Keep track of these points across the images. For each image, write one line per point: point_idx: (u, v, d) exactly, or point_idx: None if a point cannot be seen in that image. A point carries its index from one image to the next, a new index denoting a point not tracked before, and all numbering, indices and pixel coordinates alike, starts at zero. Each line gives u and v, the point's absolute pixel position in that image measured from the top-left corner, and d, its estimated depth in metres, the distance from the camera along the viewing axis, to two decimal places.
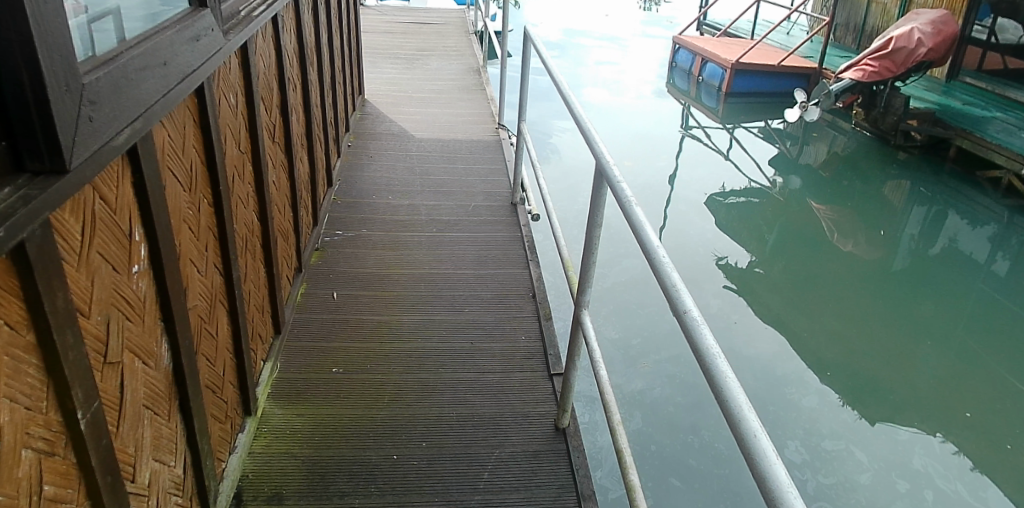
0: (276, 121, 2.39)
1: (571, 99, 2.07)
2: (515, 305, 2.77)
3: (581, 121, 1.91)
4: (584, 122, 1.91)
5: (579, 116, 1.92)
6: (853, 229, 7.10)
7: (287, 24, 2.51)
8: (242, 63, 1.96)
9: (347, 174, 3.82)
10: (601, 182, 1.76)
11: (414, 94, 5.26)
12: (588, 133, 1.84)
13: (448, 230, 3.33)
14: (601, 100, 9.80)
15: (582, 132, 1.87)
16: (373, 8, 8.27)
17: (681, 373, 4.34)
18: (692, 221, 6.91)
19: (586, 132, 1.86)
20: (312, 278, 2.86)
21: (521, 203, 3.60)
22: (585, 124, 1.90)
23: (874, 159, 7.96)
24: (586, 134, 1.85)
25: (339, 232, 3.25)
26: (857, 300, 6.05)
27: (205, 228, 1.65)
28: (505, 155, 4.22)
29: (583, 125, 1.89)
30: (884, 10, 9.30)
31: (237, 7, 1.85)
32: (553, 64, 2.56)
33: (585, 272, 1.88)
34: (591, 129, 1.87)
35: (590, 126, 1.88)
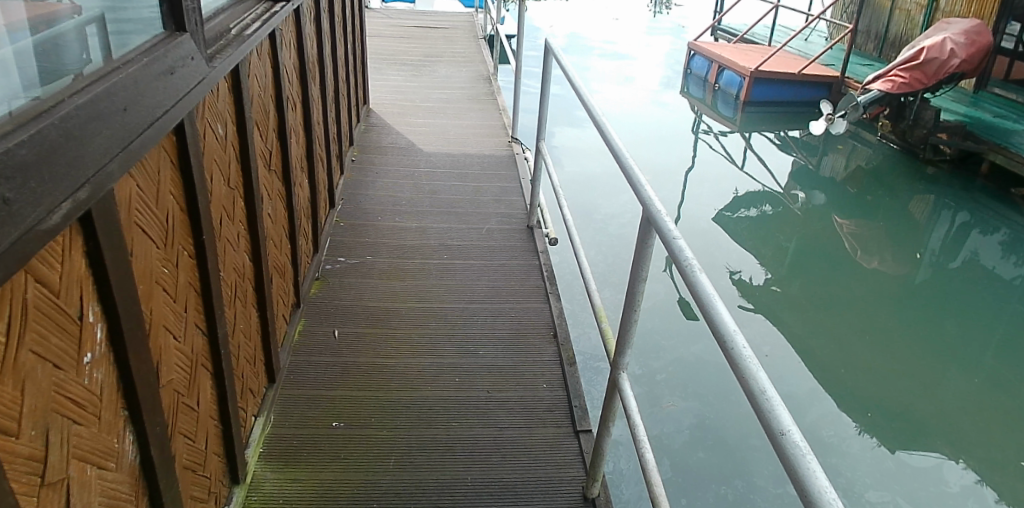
0: (273, 146, 2.15)
1: (609, 130, 1.83)
2: (535, 347, 2.52)
3: (622, 157, 1.67)
4: (626, 157, 1.66)
5: (620, 154, 1.68)
6: (877, 245, 6.84)
7: (286, 38, 2.27)
8: (233, 87, 1.71)
9: (352, 193, 3.58)
10: (647, 229, 1.51)
11: (422, 104, 5.02)
12: (632, 172, 1.60)
13: (461, 257, 3.09)
14: (613, 107, 9.55)
15: (624, 172, 1.62)
16: (379, 11, 8.02)
17: (709, 414, 4.08)
18: (712, 238, 6.59)
19: (630, 172, 1.61)
20: (311, 312, 2.61)
21: (538, 226, 3.36)
22: (626, 161, 1.65)
23: (902, 174, 7.68)
24: (629, 174, 1.61)
25: (341, 258, 3.00)
26: (883, 322, 5.78)
27: (185, 285, 1.41)
28: (520, 172, 3.97)
29: (625, 161, 1.65)
30: (907, 16, 9.07)
31: (227, 25, 1.62)
32: (583, 85, 2.30)
33: (625, 330, 1.64)
34: (635, 166, 1.63)
35: (633, 163, 1.64)
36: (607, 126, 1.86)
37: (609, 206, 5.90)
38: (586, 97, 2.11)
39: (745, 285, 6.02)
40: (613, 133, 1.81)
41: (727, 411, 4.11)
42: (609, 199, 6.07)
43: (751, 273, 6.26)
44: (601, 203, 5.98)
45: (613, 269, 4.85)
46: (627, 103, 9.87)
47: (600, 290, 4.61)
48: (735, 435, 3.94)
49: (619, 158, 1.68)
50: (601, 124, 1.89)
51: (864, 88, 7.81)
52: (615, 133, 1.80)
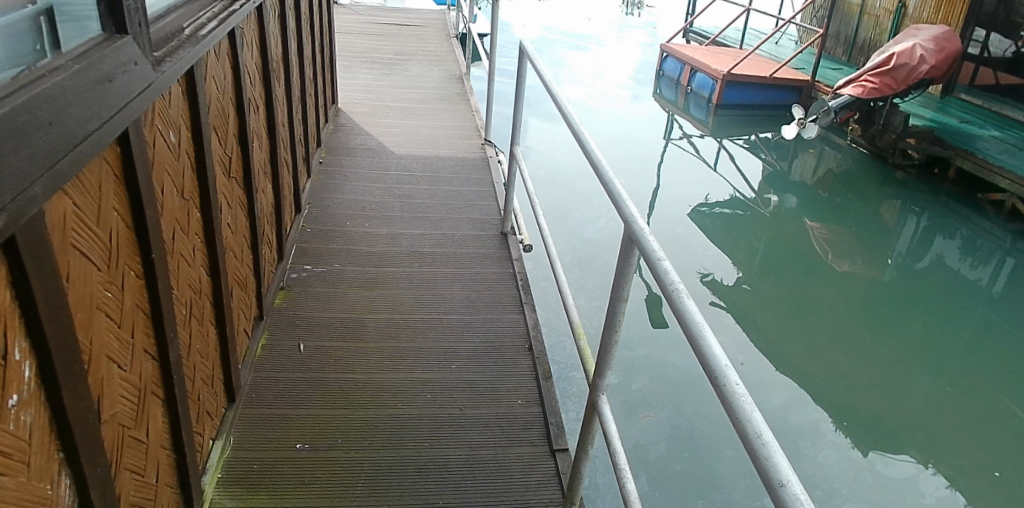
0: (233, 151, 2.03)
1: (588, 140, 1.76)
2: (510, 359, 2.44)
3: (604, 170, 1.60)
4: (607, 171, 1.60)
5: (602, 168, 1.61)
6: (847, 248, 6.93)
7: (247, 38, 2.14)
8: (188, 91, 1.60)
9: (319, 198, 3.45)
10: (629, 247, 1.44)
11: (393, 104, 4.90)
12: (614, 187, 1.53)
13: (433, 265, 2.99)
14: (585, 107, 9.51)
15: (606, 187, 1.56)
16: (348, 7, 7.84)
17: (686, 425, 4.05)
18: (686, 241, 6.58)
19: (611, 186, 1.54)
20: (275, 324, 2.49)
21: (512, 232, 3.28)
22: (608, 175, 1.58)
23: (871, 178, 7.79)
24: (611, 189, 1.54)
25: (307, 266, 2.87)
26: (853, 324, 5.83)
27: (131, 307, 1.30)
28: (493, 175, 3.89)
29: (606, 176, 1.58)
30: (875, 21, 9.22)
31: (179, 25, 1.50)
32: (560, 91, 2.22)
33: (604, 349, 1.57)
34: (616, 180, 1.56)
35: (615, 176, 1.57)
36: (588, 137, 1.79)
37: (583, 210, 5.83)
38: (564, 105, 2.04)
39: (717, 286, 6.02)
40: (593, 144, 1.74)
41: (703, 422, 4.09)
42: (582, 202, 6.02)
43: (724, 274, 6.24)
44: (576, 207, 5.92)
45: (589, 275, 4.79)
46: (600, 102, 9.84)
47: (575, 297, 4.55)
48: (712, 446, 3.92)
49: (601, 172, 1.61)
50: (580, 134, 1.82)
51: (835, 94, 7.90)
52: (594, 144, 1.73)
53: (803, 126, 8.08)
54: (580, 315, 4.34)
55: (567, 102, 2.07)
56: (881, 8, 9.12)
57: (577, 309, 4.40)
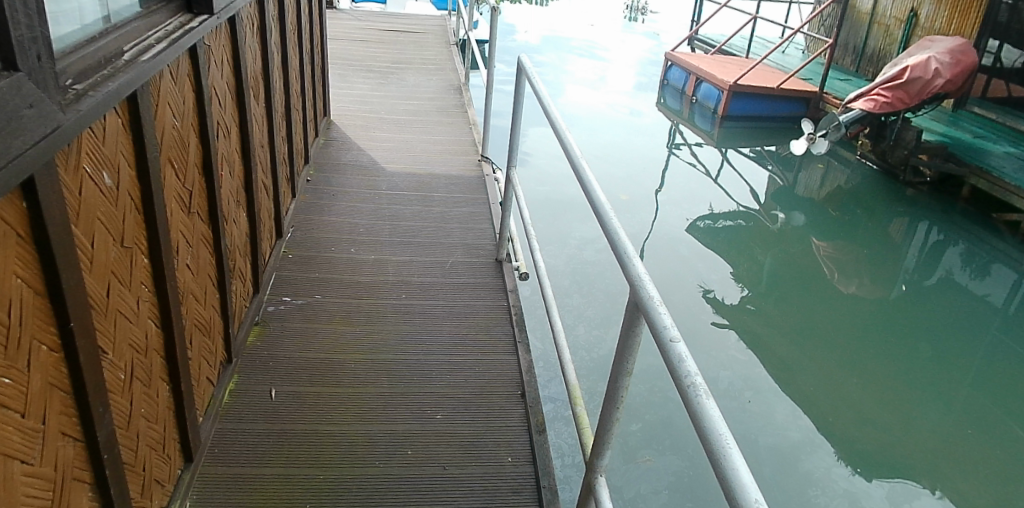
0: (195, 184, 1.81)
1: (591, 182, 1.55)
2: (500, 409, 2.24)
3: (609, 221, 1.39)
4: (613, 221, 1.38)
5: (605, 217, 1.41)
6: (855, 267, 6.73)
7: (215, 54, 1.92)
8: (132, 124, 1.38)
9: (303, 219, 3.25)
10: (636, 314, 1.24)
11: (387, 116, 4.70)
12: (620, 243, 1.32)
13: (421, 297, 2.79)
14: (587, 116, 9.32)
15: (610, 240, 1.35)
16: (347, 12, 7.65)
17: (687, 471, 3.85)
18: (690, 259, 6.37)
19: (617, 241, 1.33)
20: (245, 366, 2.28)
21: (508, 259, 3.08)
22: (612, 227, 1.37)
23: (881, 194, 7.59)
24: (616, 245, 1.32)
25: (286, 297, 2.67)
26: (863, 348, 5.61)
27: (39, 390, 1.09)
28: (490, 195, 3.69)
29: (611, 228, 1.37)
30: (886, 31, 9.03)
31: (114, 49, 1.27)
32: (561, 117, 2.01)
33: (604, 425, 1.37)
34: (623, 233, 1.35)
35: (621, 229, 1.36)
36: (591, 177, 1.58)
37: (584, 229, 5.63)
38: (565, 138, 1.83)
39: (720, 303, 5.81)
40: (597, 188, 1.53)
41: (706, 466, 3.89)
42: (583, 219, 5.81)
43: (725, 292, 6.01)
44: (577, 226, 5.71)
45: (589, 300, 4.58)
46: (602, 111, 9.64)
47: (574, 324, 4.34)
48: (714, 495, 3.72)
49: (605, 222, 1.40)
50: (582, 174, 1.61)
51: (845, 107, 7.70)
52: (598, 187, 1.52)
53: (812, 141, 7.89)
54: (580, 345, 4.14)
55: (568, 132, 1.86)
56: (892, 18, 8.93)
57: (577, 337, 4.20)
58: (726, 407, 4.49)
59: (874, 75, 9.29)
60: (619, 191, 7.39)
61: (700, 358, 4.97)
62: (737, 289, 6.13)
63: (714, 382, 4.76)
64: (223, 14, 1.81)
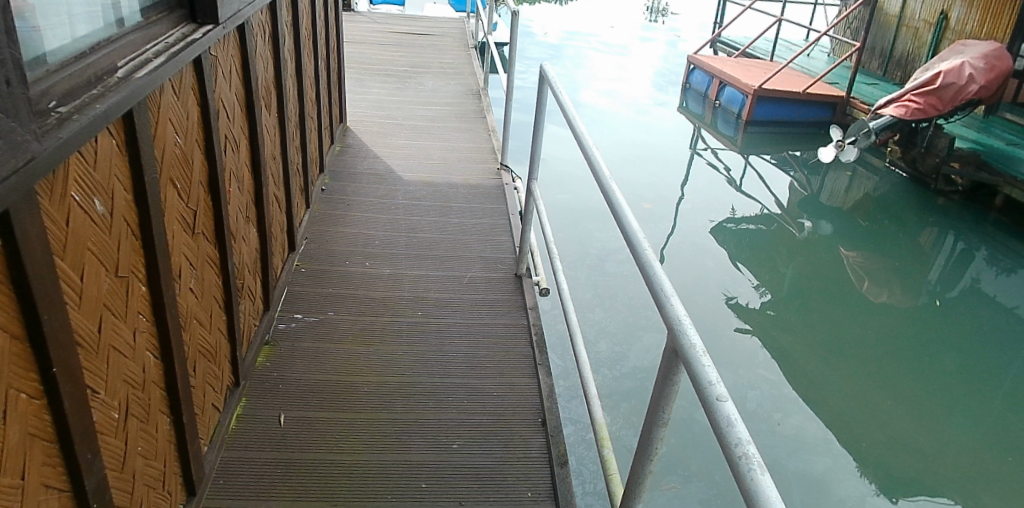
0: (199, 202, 1.71)
1: (624, 209, 1.43)
2: (519, 438, 2.12)
3: (644, 254, 1.27)
4: (649, 256, 1.26)
5: (640, 250, 1.29)
6: (883, 278, 6.52)
7: (222, 65, 1.82)
8: (129, 145, 1.28)
9: (318, 231, 3.16)
10: (674, 361, 1.12)
11: (404, 122, 4.61)
12: (657, 279, 1.20)
13: (438, 314, 2.68)
14: (607, 119, 9.17)
15: (646, 276, 1.23)
16: (364, 15, 7.58)
17: (714, 497, 3.72)
18: (713, 268, 6.21)
19: (654, 278, 1.21)
20: (253, 390, 2.18)
21: (528, 274, 2.96)
22: (647, 261, 1.25)
23: (910, 203, 7.37)
24: (652, 282, 1.21)
25: (298, 315, 2.57)
26: (893, 363, 5.41)
27: (17, 444, 1.00)
28: (510, 205, 3.58)
29: (647, 262, 1.25)
30: (915, 34, 8.79)
31: (105, 68, 1.17)
32: (587, 132, 1.89)
33: (637, 478, 1.26)
34: (660, 268, 1.23)
35: (657, 262, 1.25)
36: (623, 202, 1.46)
37: (606, 239, 5.49)
38: (594, 158, 1.72)
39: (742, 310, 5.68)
40: (630, 215, 1.41)
41: (733, 492, 3.75)
42: (603, 228, 5.68)
43: (748, 298, 5.88)
44: (599, 236, 5.57)
45: (611, 314, 4.46)
46: (622, 114, 9.48)
47: (596, 341, 4.21)
48: None
49: (639, 253, 1.29)
50: (613, 199, 1.50)
51: (874, 113, 7.48)
52: (631, 214, 1.40)
53: (841, 148, 7.68)
54: (602, 363, 4.03)
55: (596, 150, 1.74)
56: (921, 20, 8.70)
57: (599, 355, 4.08)
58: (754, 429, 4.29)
59: (902, 79, 9.05)
60: (642, 198, 7.18)
61: (727, 376, 4.78)
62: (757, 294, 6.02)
63: (741, 404, 4.54)
64: (229, 24, 1.71)
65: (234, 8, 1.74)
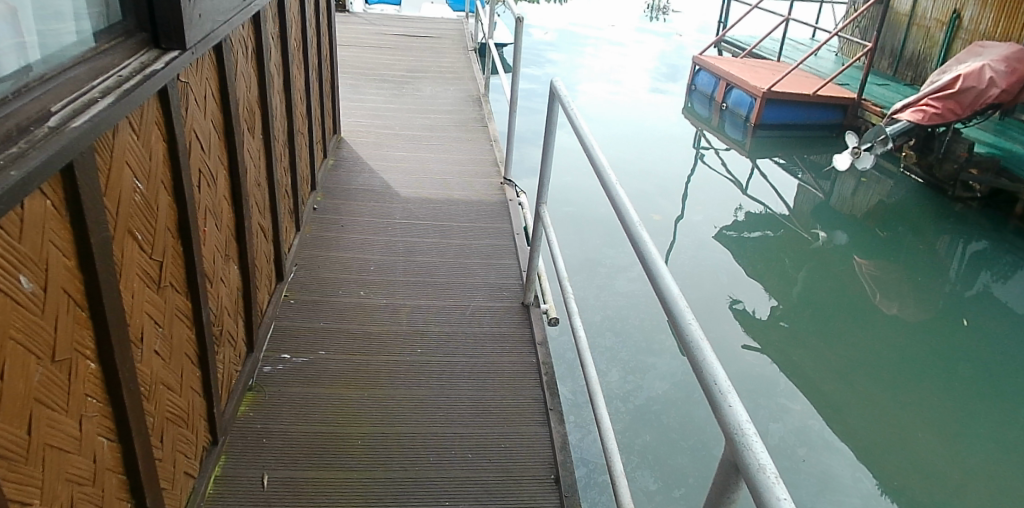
0: (167, 251, 1.50)
1: (665, 277, 1.22)
2: (531, 500, 1.91)
3: (694, 341, 1.06)
4: (700, 344, 1.05)
5: (689, 334, 1.07)
6: (897, 290, 6.33)
7: (195, 92, 1.61)
8: (70, 205, 1.08)
9: (310, 255, 2.94)
10: (732, 476, 0.92)
11: (402, 132, 4.40)
12: (713, 378, 0.98)
13: (440, 352, 2.46)
14: (611, 121, 8.97)
15: (700, 370, 1.02)
16: (360, 15, 7.34)
17: None
18: (719, 277, 6.02)
19: (710, 375, 0.99)
20: (235, 445, 1.98)
21: (535, 303, 2.75)
22: (699, 350, 1.04)
23: (926, 210, 7.18)
24: (706, 380, 0.99)
25: (287, 355, 2.36)
26: (912, 381, 5.20)
27: None
28: (515, 223, 3.37)
29: (699, 352, 1.04)
30: (926, 33, 8.57)
31: (25, 120, 0.96)
32: (612, 172, 1.69)
33: None
34: (716, 360, 1.02)
35: (713, 353, 1.03)
36: (663, 266, 1.25)
37: (614, 257, 5.30)
38: (623, 206, 1.51)
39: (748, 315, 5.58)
40: (672, 285, 1.20)
41: None
42: (610, 244, 5.50)
43: (756, 305, 5.77)
44: (607, 254, 5.36)
45: (622, 340, 4.30)
46: (625, 116, 9.26)
47: (607, 370, 4.07)
48: None
49: (688, 340, 1.07)
50: (650, 262, 1.29)
51: (890, 118, 7.27)
52: (676, 285, 1.19)
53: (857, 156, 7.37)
54: (615, 395, 3.89)
55: (625, 195, 1.54)
56: (933, 19, 8.48)
57: (611, 386, 3.94)
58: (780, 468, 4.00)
59: (913, 79, 8.84)
60: (652, 209, 6.89)
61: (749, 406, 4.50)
62: (765, 299, 5.90)
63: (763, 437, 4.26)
64: (202, 49, 1.50)
65: (206, 29, 1.51)
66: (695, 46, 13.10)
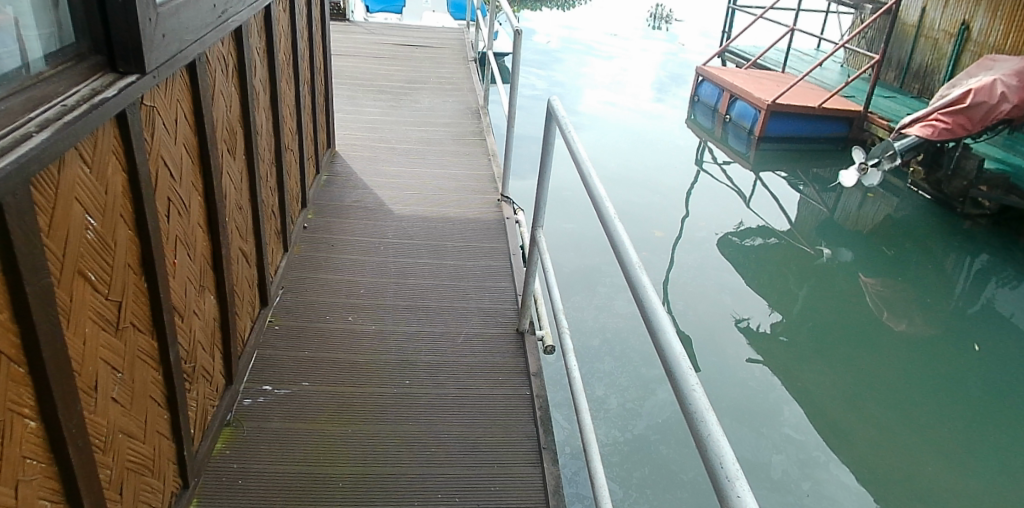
0: (129, 289, 1.39)
1: (666, 330, 1.09)
2: None
3: (700, 412, 0.94)
4: (705, 416, 0.93)
5: (692, 404, 0.95)
6: (903, 307, 6.21)
7: (163, 114, 1.50)
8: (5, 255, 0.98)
9: (298, 277, 2.84)
10: None
11: (398, 145, 4.29)
12: (720, 463, 0.86)
13: (429, 383, 2.35)
14: (613, 133, 8.88)
15: (704, 451, 0.89)
16: (360, 24, 7.26)
17: None
18: (721, 292, 5.91)
19: (717, 456, 0.87)
20: (209, 487, 1.86)
21: (530, 329, 2.63)
22: (705, 425, 0.91)
23: (933, 226, 7.07)
24: (712, 464, 0.87)
25: (269, 387, 2.24)
26: (919, 403, 5.07)
27: None
28: (511, 243, 3.26)
29: (704, 428, 0.92)
30: (934, 44, 8.46)
31: None
32: (611, 204, 1.56)
33: None
34: (725, 437, 0.90)
35: (722, 431, 0.91)
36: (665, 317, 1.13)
37: (615, 275, 5.20)
38: (622, 242, 1.39)
39: (751, 331, 5.47)
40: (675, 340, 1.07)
41: None
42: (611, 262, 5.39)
43: (758, 320, 5.67)
44: (607, 273, 5.26)
45: (621, 365, 4.21)
46: (627, 127, 9.17)
47: (605, 396, 3.96)
48: None
49: (692, 411, 0.95)
50: (651, 312, 1.16)
51: (899, 133, 7.17)
52: (677, 340, 1.06)
53: (863, 172, 7.35)
54: (613, 423, 3.78)
55: (625, 233, 1.41)
56: (941, 31, 8.38)
57: (609, 413, 3.83)
58: (783, 499, 3.88)
59: (920, 91, 8.72)
60: (654, 224, 6.78)
61: (752, 435, 4.35)
62: (766, 313, 5.81)
63: (766, 471, 4.11)
64: (168, 70, 1.40)
65: (172, 50, 1.42)
66: (698, 56, 13.00)
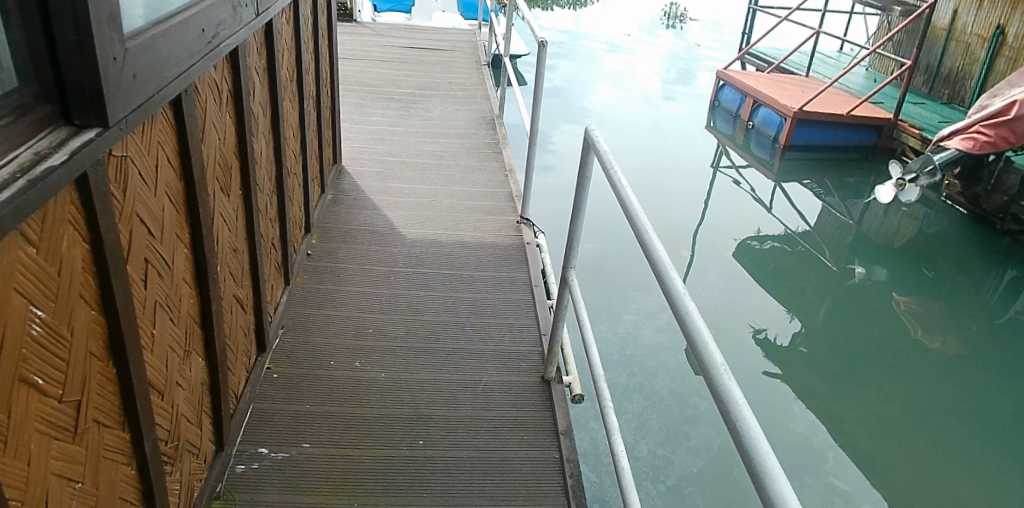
0: (92, 386, 1.15)
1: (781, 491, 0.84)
2: None
3: None
4: None
5: None
6: (936, 327, 5.93)
7: (138, 159, 1.25)
8: None
9: (299, 313, 2.59)
10: None
11: (409, 159, 4.04)
12: None
13: (445, 444, 2.10)
14: (627, 136, 8.59)
15: None
16: (368, 25, 6.99)
17: None
18: (746, 310, 5.63)
19: None
20: None
21: (557, 378, 2.37)
22: None
23: (971, 246, 6.79)
24: None
25: (264, 450, 1.99)
26: (959, 434, 4.78)
27: None
28: (532, 272, 3.00)
29: None
30: (966, 48, 8.15)
31: None
32: (678, 276, 1.28)
33: None
34: None
35: None
36: (786, 482, 0.86)
37: (639, 304, 4.97)
38: (702, 338, 1.12)
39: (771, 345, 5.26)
40: None
41: None
42: (634, 290, 5.14)
43: (778, 332, 5.49)
44: (630, 300, 5.02)
45: (651, 407, 3.99)
46: (643, 131, 8.88)
47: (635, 444, 3.75)
48: None
49: None
50: (758, 459, 0.90)
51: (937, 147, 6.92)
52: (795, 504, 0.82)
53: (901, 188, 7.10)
54: (644, 473, 3.56)
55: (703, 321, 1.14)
56: (973, 34, 8.07)
57: (640, 463, 3.61)
58: None
59: (950, 97, 8.41)
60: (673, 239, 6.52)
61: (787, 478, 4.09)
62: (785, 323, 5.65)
63: None
64: (140, 116, 1.16)
65: (147, 92, 1.18)
66: (715, 56, 12.69)
